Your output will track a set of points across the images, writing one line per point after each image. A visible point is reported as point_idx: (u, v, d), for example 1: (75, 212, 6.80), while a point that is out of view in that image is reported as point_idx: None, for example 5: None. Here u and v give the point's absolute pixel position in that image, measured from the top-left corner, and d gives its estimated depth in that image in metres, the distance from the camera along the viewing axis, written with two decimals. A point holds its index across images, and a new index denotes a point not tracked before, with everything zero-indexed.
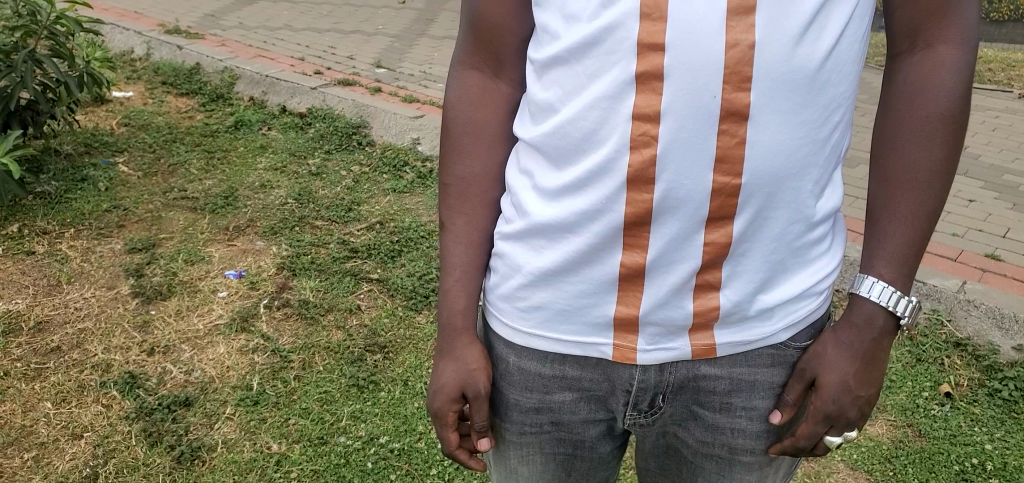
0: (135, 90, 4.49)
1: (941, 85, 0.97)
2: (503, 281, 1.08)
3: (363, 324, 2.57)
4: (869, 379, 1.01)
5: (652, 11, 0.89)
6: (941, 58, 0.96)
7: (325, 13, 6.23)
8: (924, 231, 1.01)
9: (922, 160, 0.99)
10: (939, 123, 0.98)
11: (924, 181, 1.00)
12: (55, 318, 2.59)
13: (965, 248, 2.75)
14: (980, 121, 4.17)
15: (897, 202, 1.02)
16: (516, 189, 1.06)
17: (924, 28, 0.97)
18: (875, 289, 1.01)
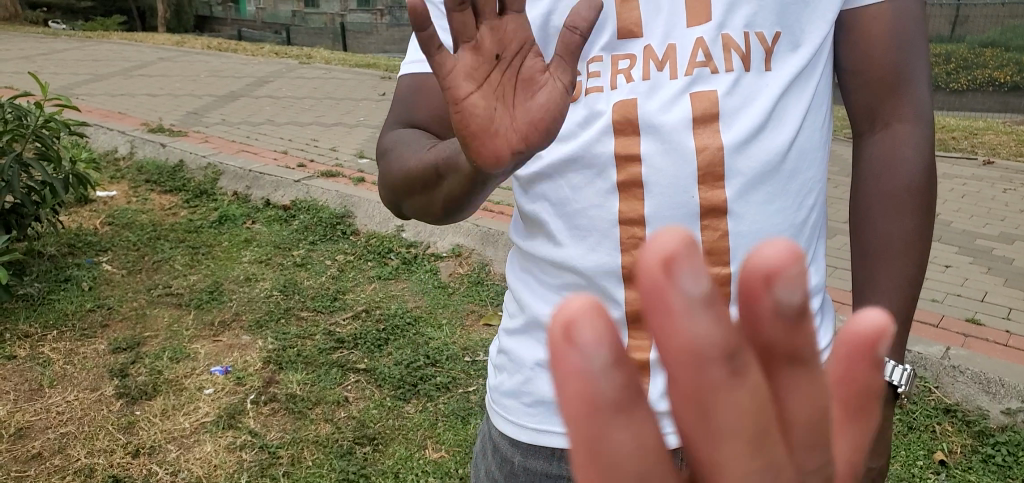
0: (120, 189, 4.53)
1: (904, 161, 1.02)
2: (510, 377, 1.08)
3: (351, 416, 2.54)
4: (878, 452, 1.00)
5: (624, 127, 0.93)
6: (900, 134, 1.02)
7: (308, 107, 6.36)
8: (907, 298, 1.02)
9: (895, 230, 1.03)
10: (906, 194, 1.02)
11: (898, 251, 1.02)
12: (36, 423, 2.54)
13: (945, 314, 2.78)
14: (949, 188, 4.27)
15: (878, 276, 1.03)
16: (518, 286, 1.07)
17: (881, 109, 1.03)
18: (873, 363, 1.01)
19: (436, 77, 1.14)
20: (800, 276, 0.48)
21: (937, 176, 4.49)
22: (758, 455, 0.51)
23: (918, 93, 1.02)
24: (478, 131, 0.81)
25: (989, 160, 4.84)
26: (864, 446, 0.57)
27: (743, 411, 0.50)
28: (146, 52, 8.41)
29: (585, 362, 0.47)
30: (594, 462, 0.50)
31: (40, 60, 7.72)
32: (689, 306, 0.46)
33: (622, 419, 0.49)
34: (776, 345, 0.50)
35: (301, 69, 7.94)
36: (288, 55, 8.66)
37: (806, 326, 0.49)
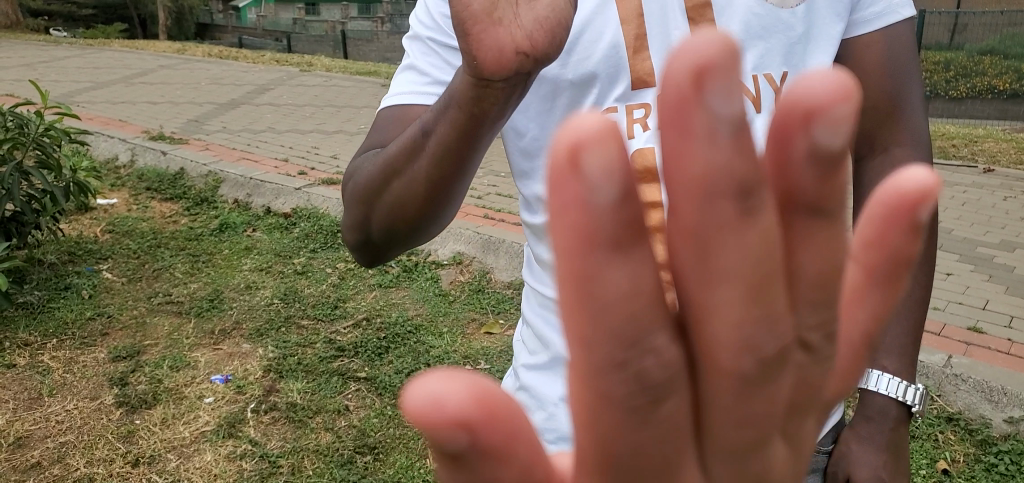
0: (120, 197, 4.53)
1: None
2: (537, 412, 1.14)
3: (352, 425, 2.54)
4: (895, 468, 1.20)
5: (647, 175, 0.99)
6: (897, 158, 1.17)
7: (309, 115, 6.37)
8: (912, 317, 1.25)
9: None
10: None
11: None
12: (35, 432, 2.53)
13: (947, 322, 2.77)
14: (950, 196, 4.27)
15: None
16: (540, 325, 1.14)
17: (880, 135, 1.18)
18: (885, 386, 1.21)
19: (414, 109, 1.16)
20: (847, 116, 0.43)
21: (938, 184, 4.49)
22: (760, 306, 0.47)
23: (913, 120, 1.17)
24: (483, 20, 0.73)
25: (990, 167, 4.83)
26: (883, 310, 0.55)
27: (753, 254, 0.46)
28: (146, 60, 8.42)
29: (590, 193, 0.41)
30: (585, 304, 0.44)
31: (41, 68, 7.73)
32: (715, 126, 0.43)
33: (621, 257, 0.43)
34: (798, 191, 0.46)
35: (301, 76, 7.95)
36: (288, 63, 8.68)
37: (835, 173, 0.46)
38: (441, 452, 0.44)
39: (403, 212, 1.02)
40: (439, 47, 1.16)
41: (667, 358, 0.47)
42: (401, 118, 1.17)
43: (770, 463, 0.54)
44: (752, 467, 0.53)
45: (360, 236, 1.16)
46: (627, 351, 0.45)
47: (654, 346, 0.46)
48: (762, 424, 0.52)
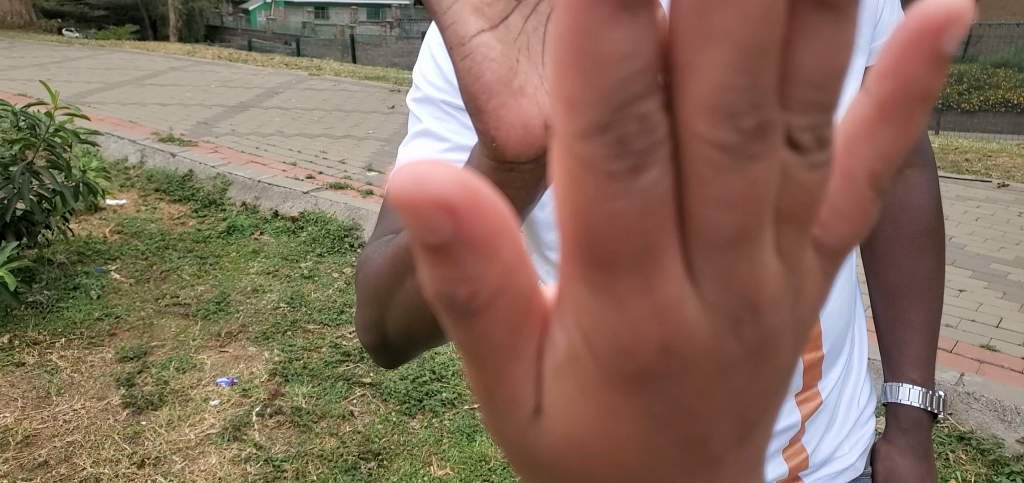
0: (129, 197, 4.54)
1: (918, 211, 1.51)
2: None
3: (356, 430, 2.53)
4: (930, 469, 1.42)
5: None
6: (913, 186, 1.52)
7: (318, 119, 6.40)
8: (931, 333, 1.50)
9: (919, 270, 1.50)
10: (924, 239, 1.51)
11: (922, 289, 1.50)
12: (43, 431, 2.53)
13: (960, 339, 2.76)
14: (963, 210, 4.25)
15: (908, 311, 1.51)
16: None
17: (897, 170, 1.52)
18: (912, 395, 1.45)
19: None
20: None
21: (951, 198, 4.47)
22: (752, 78, 0.43)
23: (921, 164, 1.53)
24: (500, 91, 0.74)
25: (1003, 182, 4.80)
26: (887, 153, 0.55)
27: (750, 18, 0.42)
28: (157, 61, 8.44)
29: None
30: (582, 58, 0.41)
31: (52, 68, 7.76)
32: None
33: (626, 16, 0.40)
34: None
35: (310, 80, 7.96)
36: (297, 66, 8.70)
37: None
38: (420, 236, 0.44)
39: (413, 311, 1.05)
40: (453, 111, 1.26)
41: (653, 126, 0.43)
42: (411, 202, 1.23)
43: (755, 270, 0.50)
44: (736, 272, 0.49)
45: (373, 338, 1.17)
46: (612, 111, 0.42)
47: (643, 111, 0.42)
48: (751, 226, 0.48)
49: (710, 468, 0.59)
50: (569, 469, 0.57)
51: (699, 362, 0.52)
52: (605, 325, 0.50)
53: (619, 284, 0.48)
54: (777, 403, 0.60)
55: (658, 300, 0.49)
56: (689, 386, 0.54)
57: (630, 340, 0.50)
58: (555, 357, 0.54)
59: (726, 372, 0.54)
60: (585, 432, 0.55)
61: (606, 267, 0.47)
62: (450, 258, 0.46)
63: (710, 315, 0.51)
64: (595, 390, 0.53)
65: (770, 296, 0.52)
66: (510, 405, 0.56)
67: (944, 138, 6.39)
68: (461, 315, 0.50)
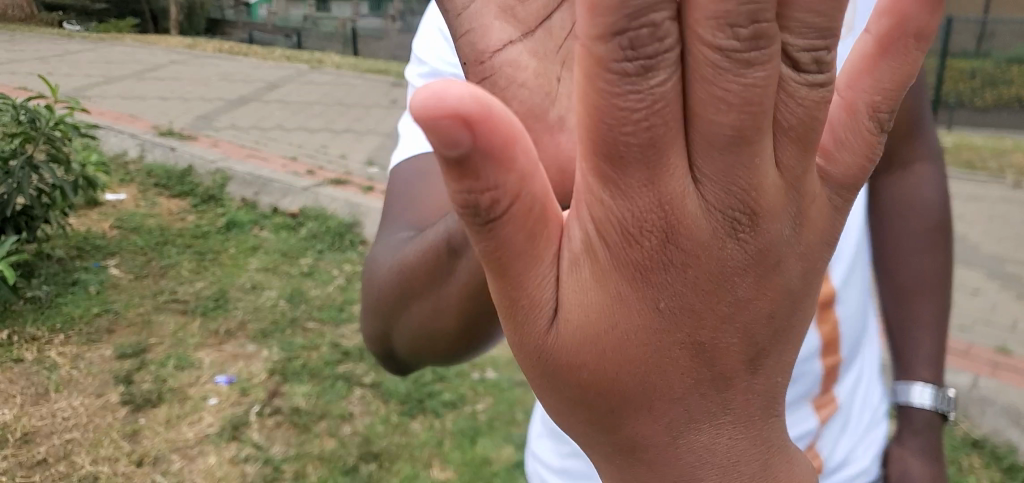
0: (128, 192, 4.49)
1: (926, 205, 1.45)
2: None
3: (357, 431, 2.50)
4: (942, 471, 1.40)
5: None
6: (921, 178, 1.45)
7: (318, 114, 6.35)
8: (941, 329, 1.46)
9: (928, 265, 1.45)
10: (933, 233, 1.46)
11: (932, 285, 1.45)
12: (41, 428, 2.49)
13: (973, 342, 2.73)
14: (974, 209, 4.21)
15: (920, 308, 1.45)
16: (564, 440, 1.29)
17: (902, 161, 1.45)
18: (924, 396, 1.42)
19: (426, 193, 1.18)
20: None
21: (961, 197, 4.43)
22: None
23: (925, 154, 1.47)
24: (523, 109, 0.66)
25: (1014, 182, 4.76)
26: (886, 84, 0.62)
27: None
28: (157, 55, 8.38)
29: None
30: None
31: (51, 59, 7.69)
32: None
33: None
34: None
35: (311, 74, 7.90)
36: (299, 60, 8.64)
37: None
38: (442, 149, 0.47)
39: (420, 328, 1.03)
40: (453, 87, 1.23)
41: (664, 32, 0.47)
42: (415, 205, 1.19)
43: (755, 173, 0.54)
44: (734, 172, 0.54)
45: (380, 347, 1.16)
46: (628, 19, 0.46)
47: (654, 20, 0.47)
48: (748, 129, 0.52)
49: (713, 378, 0.62)
50: (580, 369, 0.60)
51: (699, 257, 0.57)
52: (615, 215, 0.54)
53: (627, 175, 0.52)
54: (779, 327, 0.63)
55: (660, 190, 0.53)
56: (692, 282, 0.58)
57: (636, 229, 0.55)
58: (570, 261, 0.58)
59: (724, 274, 0.58)
60: (595, 328, 0.58)
61: (617, 160, 0.52)
62: (473, 168, 0.49)
63: (709, 213, 0.55)
64: (604, 283, 0.57)
65: (766, 202, 0.56)
66: (529, 311, 0.59)
67: (953, 135, 6.35)
68: (482, 227, 0.53)
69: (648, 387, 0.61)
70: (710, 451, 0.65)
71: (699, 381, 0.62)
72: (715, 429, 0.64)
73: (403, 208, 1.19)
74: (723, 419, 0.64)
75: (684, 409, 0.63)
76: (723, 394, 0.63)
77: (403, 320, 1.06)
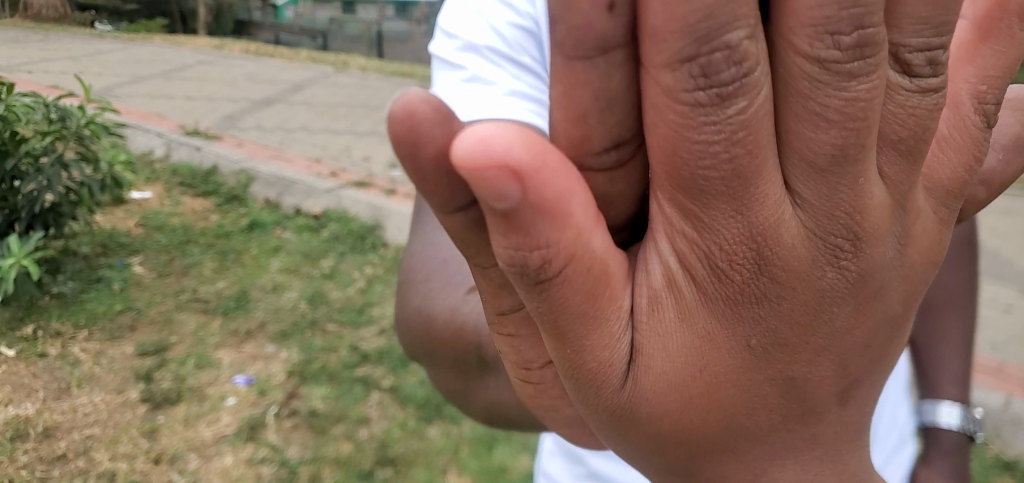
0: (154, 190, 4.52)
1: (954, 221, 1.49)
2: None
3: (373, 435, 2.48)
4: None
5: None
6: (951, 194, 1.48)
7: (343, 116, 6.38)
8: (965, 347, 1.49)
9: (954, 281, 1.48)
10: (960, 249, 1.49)
11: (955, 302, 1.49)
12: (62, 424, 2.50)
13: (1005, 361, 2.68)
14: (1007, 223, 4.13)
15: (944, 324, 1.49)
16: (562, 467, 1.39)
17: None
18: (950, 415, 1.45)
19: None
20: None
21: (994, 211, 4.35)
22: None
23: None
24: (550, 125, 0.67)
25: None
26: (991, 71, 0.72)
27: None
28: (185, 54, 8.44)
29: None
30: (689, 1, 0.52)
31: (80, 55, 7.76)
32: None
33: None
34: None
35: (337, 76, 7.93)
36: (325, 61, 8.67)
37: None
38: (491, 202, 0.54)
39: None
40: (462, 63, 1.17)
41: (734, 71, 0.54)
42: None
43: (866, 193, 0.62)
44: (838, 195, 0.62)
45: None
46: (697, 41, 0.53)
47: (727, 41, 0.54)
48: (848, 146, 0.59)
49: (798, 399, 0.73)
50: (668, 407, 0.69)
51: (798, 288, 0.65)
52: (700, 249, 0.63)
53: (710, 205, 0.60)
54: (871, 353, 0.74)
55: (754, 223, 0.61)
56: (787, 313, 0.67)
57: (729, 262, 0.63)
58: (650, 303, 0.66)
59: (819, 302, 0.67)
60: (687, 367, 0.67)
61: (696, 191, 0.59)
62: (521, 223, 0.56)
63: (816, 243, 0.64)
64: (696, 320, 0.66)
65: (872, 225, 0.64)
66: (603, 371, 0.67)
67: None
68: (533, 284, 0.60)
69: (739, 412, 0.71)
70: (787, 465, 0.77)
71: (784, 404, 0.72)
72: (789, 448, 0.76)
73: None
74: (806, 449, 0.77)
75: (771, 431, 0.74)
76: (804, 414, 0.74)
77: None
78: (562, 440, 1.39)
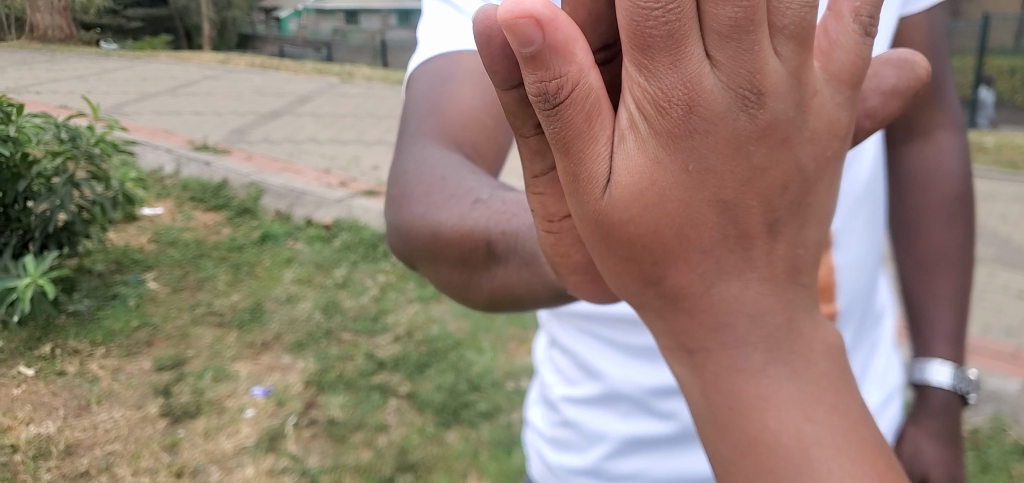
0: (165, 206, 4.56)
1: (950, 173, 1.43)
2: (536, 461, 1.41)
3: (393, 442, 2.50)
4: (955, 458, 1.36)
5: None
6: (943, 143, 1.44)
7: (350, 126, 6.43)
8: (960, 306, 1.45)
9: (948, 238, 1.44)
10: (952, 205, 1.44)
11: (952, 257, 1.44)
12: (83, 440, 2.52)
13: (1017, 345, 2.69)
14: (1014, 210, 4.15)
15: (936, 283, 1.45)
16: (547, 406, 1.37)
17: (921, 126, 1.44)
18: (941, 374, 1.38)
19: (438, 153, 1.11)
20: None
21: (1000, 198, 4.36)
22: None
23: (948, 112, 1.45)
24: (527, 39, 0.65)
25: None
26: None
27: None
28: None
29: None
30: None
31: None
32: None
33: None
34: None
35: None
36: None
37: None
38: (519, 46, 0.55)
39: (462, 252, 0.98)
40: None
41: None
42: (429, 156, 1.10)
43: (762, 56, 0.56)
44: (741, 57, 0.55)
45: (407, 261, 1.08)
46: None
47: None
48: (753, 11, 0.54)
49: (738, 235, 0.63)
50: (624, 228, 0.61)
51: (718, 125, 0.58)
52: (647, 95, 0.57)
53: (654, 60, 0.55)
54: (805, 208, 0.64)
55: (683, 70, 0.55)
56: (715, 147, 0.58)
57: (663, 101, 0.56)
58: (617, 136, 0.60)
59: (738, 142, 0.59)
60: (631, 195, 0.60)
61: (643, 45, 0.54)
62: (543, 62, 0.56)
63: (728, 91, 0.57)
64: (642, 151, 0.59)
65: (773, 84, 0.57)
66: (590, 181, 0.61)
67: (988, 136, 6.27)
68: (551, 111, 0.58)
69: (682, 242, 0.62)
70: (744, 305, 0.65)
71: (725, 238, 0.63)
72: (744, 280, 0.65)
73: (422, 162, 1.09)
74: (751, 267, 0.64)
75: (718, 262, 0.63)
76: (749, 254, 0.64)
77: (436, 252, 1.00)
78: (541, 388, 1.39)
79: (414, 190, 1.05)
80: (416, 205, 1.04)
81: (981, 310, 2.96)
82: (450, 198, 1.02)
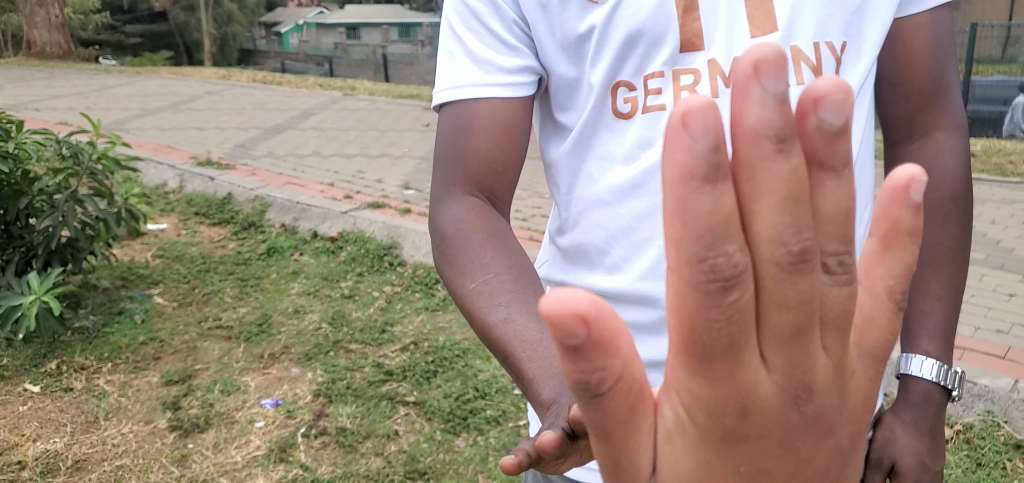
0: (170, 221, 4.62)
1: (948, 169, 1.29)
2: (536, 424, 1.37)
3: (402, 449, 2.55)
4: (937, 456, 1.22)
5: None
6: (941, 140, 1.30)
7: (352, 139, 6.49)
8: (952, 305, 1.30)
9: (942, 236, 1.31)
10: (950, 202, 1.30)
11: (947, 257, 1.30)
12: (92, 455, 2.57)
13: (1012, 345, 2.75)
14: (1009, 213, 4.19)
15: (927, 282, 1.31)
16: None
17: (919, 119, 1.30)
18: (924, 365, 1.25)
19: (469, 217, 1.06)
20: (845, 101, 0.57)
21: (997, 202, 4.41)
22: (793, 219, 0.59)
23: (951, 104, 1.30)
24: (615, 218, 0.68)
25: None
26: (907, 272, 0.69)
27: (789, 186, 0.58)
28: (193, 87, 8.62)
29: (694, 142, 0.55)
30: (681, 213, 0.56)
31: (93, 96, 7.87)
32: (763, 98, 0.57)
33: (709, 187, 0.56)
34: (810, 148, 0.60)
35: (344, 101, 8.07)
36: (332, 87, 8.82)
37: (843, 139, 0.60)
38: (560, 338, 0.56)
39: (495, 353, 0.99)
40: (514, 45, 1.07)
41: (737, 259, 0.57)
42: (462, 219, 1.06)
43: (812, 358, 0.64)
44: (796, 361, 0.63)
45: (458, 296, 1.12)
46: (704, 248, 0.57)
47: (727, 250, 0.57)
48: (808, 324, 0.62)
49: None
50: None
51: (771, 423, 0.65)
52: (704, 402, 0.63)
53: (711, 373, 0.62)
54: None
55: (740, 381, 0.62)
56: (765, 443, 0.65)
57: (718, 411, 0.63)
58: (665, 434, 0.66)
59: (790, 438, 0.66)
60: None
61: (705, 356, 0.61)
62: (586, 355, 0.57)
63: (782, 394, 0.64)
64: (694, 449, 0.65)
65: (822, 385, 0.65)
66: (634, 473, 0.66)
67: (983, 141, 6.35)
68: (592, 401, 0.61)
69: None
70: None
71: None
72: None
73: (457, 223, 1.06)
74: None
75: None
76: None
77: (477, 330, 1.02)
78: None
79: (456, 260, 1.05)
80: (454, 278, 1.05)
81: (978, 312, 3.01)
82: (486, 293, 1.00)
